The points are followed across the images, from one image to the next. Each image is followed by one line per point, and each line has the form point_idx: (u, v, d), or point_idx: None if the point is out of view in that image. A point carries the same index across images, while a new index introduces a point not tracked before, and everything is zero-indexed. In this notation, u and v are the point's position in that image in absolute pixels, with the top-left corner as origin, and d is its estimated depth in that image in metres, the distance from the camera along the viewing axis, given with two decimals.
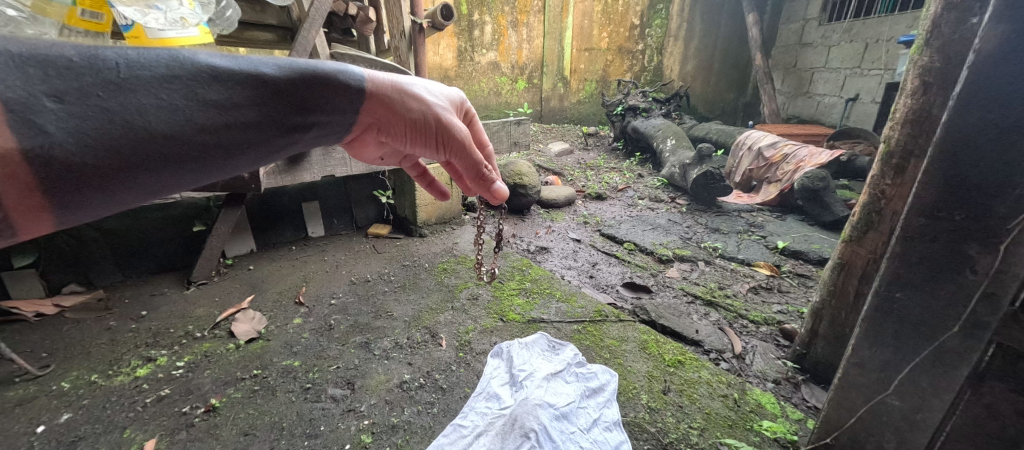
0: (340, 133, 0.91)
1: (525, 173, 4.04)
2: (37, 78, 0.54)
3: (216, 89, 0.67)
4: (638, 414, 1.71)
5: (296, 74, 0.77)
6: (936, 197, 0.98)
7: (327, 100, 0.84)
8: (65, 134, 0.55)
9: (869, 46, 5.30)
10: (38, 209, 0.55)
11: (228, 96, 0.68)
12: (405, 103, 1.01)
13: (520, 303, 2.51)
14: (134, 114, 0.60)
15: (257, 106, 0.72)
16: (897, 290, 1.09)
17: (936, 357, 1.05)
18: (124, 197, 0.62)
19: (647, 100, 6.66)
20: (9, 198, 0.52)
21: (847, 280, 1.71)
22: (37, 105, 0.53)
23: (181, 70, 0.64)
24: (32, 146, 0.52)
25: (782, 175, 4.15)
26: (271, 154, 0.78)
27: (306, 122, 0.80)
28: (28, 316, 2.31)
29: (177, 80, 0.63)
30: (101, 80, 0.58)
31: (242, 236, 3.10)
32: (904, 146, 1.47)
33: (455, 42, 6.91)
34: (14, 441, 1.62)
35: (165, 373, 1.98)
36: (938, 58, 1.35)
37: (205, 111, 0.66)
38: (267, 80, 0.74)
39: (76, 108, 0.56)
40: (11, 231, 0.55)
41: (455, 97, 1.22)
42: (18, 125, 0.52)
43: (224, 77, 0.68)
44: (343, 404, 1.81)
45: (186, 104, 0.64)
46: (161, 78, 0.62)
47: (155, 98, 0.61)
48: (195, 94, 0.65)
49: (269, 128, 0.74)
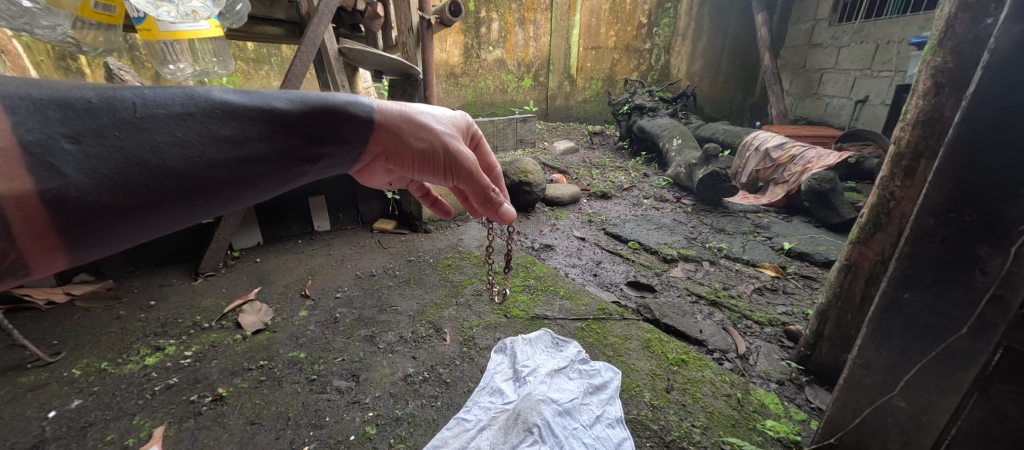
0: (349, 161, 0.98)
1: (530, 170, 4.05)
2: (56, 119, 0.60)
3: (228, 124, 0.74)
4: (640, 412, 1.72)
5: (306, 107, 0.84)
6: (947, 197, 0.98)
7: (335, 132, 0.90)
8: (80, 175, 0.60)
9: (880, 47, 5.25)
10: (53, 247, 0.61)
11: (240, 131, 0.75)
12: (412, 134, 1.06)
13: (524, 299, 2.52)
14: (149, 153, 0.66)
15: (267, 139, 0.79)
16: (906, 291, 1.09)
17: (943, 358, 1.05)
18: (137, 232, 0.69)
19: (654, 99, 6.65)
20: (25, 239, 0.58)
21: (853, 282, 1.71)
22: (54, 146, 0.60)
23: (195, 107, 0.71)
24: (47, 188, 0.58)
25: (789, 177, 4.12)
26: (281, 185, 0.84)
27: (314, 154, 0.87)
28: (40, 303, 2.35)
29: (190, 118, 0.70)
30: (117, 120, 0.64)
31: (249, 229, 3.13)
32: (915, 147, 1.47)
33: (461, 39, 6.98)
34: (26, 426, 1.66)
35: (174, 362, 2.01)
36: (951, 58, 1.34)
37: (219, 147, 0.72)
38: (279, 114, 0.81)
39: (91, 148, 0.62)
40: (25, 270, 0.61)
41: (466, 123, 1.26)
42: (37, 168, 0.58)
43: (236, 113, 0.75)
44: (349, 395, 1.83)
45: (198, 141, 0.70)
46: (176, 116, 0.69)
47: (170, 136, 0.68)
48: (208, 130, 0.71)
49: (278, 160, 0.81)
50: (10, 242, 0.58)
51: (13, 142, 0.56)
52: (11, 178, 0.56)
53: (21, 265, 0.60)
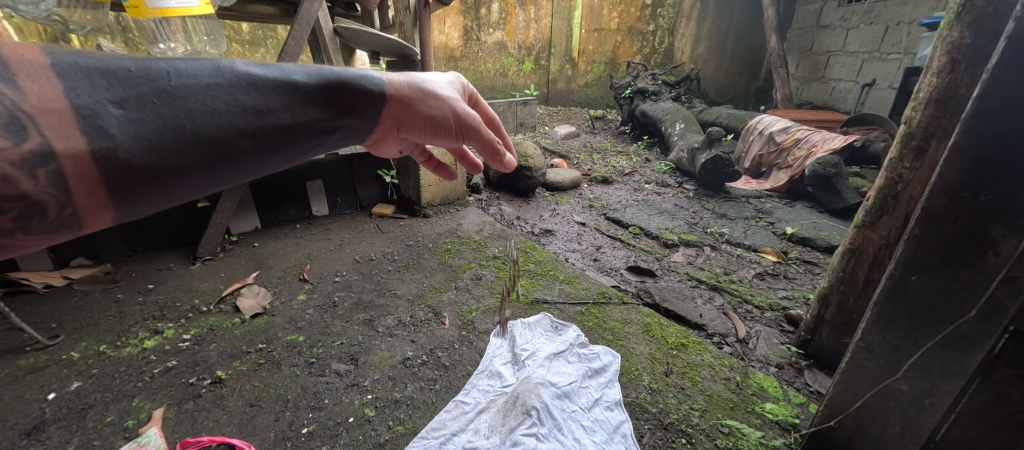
0: (363, 133, 0.94)
1: (530, 155, 4.03)
2: (102, 86, 0.60)
3: (254, 94, 0.73)
4: (639, 395, 1.72)
5: (322, 80, 0.83)
6: (961, 175, 0.95)
7: (350, 103, 0.88)
8: (124, 137, 0.60)
9: (890, 28, 5.15)
10: (102, 205, 0.62)
11: (265, 101, 0.74)
12: (422, 103, 1.02)
13: (523, 284, 2.51)
14: (184, 119, 0.65)
15: (290, 110, 0.77)
16: (913, 274, 1.07)
17: (949, 342, 1.04)
18: (174, 195, 0.68)
19: (657, 83, 6.54)
20: (81, 194, 0.60)
21: (856, 266, 1.69)
22: (101, 110, 0.60)
23: (223, 78, 0.70)
24: (97, 148, 0.58)
25: (792, 161, 4.08)
26: (303, 155, 0.83)
27: (333, 125, 0.85)
28: (37, 286, 2.32)
29: (219, 87, 0.69)
30: (155, 88, 0.64)
31: (247, 213, 3.10)
32: (926, 127, 1.43)
33: (460, 20, 6.88)
34: (26, 407, 1.65)
35: (173, 345, 2.00)
36: (969, 33, 1.28)
37: (246, 116, 0.71)
38: (299, 86, 0.79)
39: (136, 112, 0.62)
40: (79, 224, 0.62)
41: (462, 85, 1.21)
42: (87, 129, 0.58)
43: (261, 85, 0.74)
44: (348, 378, 1.83)
45: (227, 110, 0.69)
46: (207, 86, 0.68)
47: (202, 104, 0.67)
48: (236, 100, 0.70)
49: (301, 131, 0.79)
50: (66, 197, 0.59)
51: (66, 105, 0.57)
52: (67, 137, 0.57)
53: (73, 219, 0.61)
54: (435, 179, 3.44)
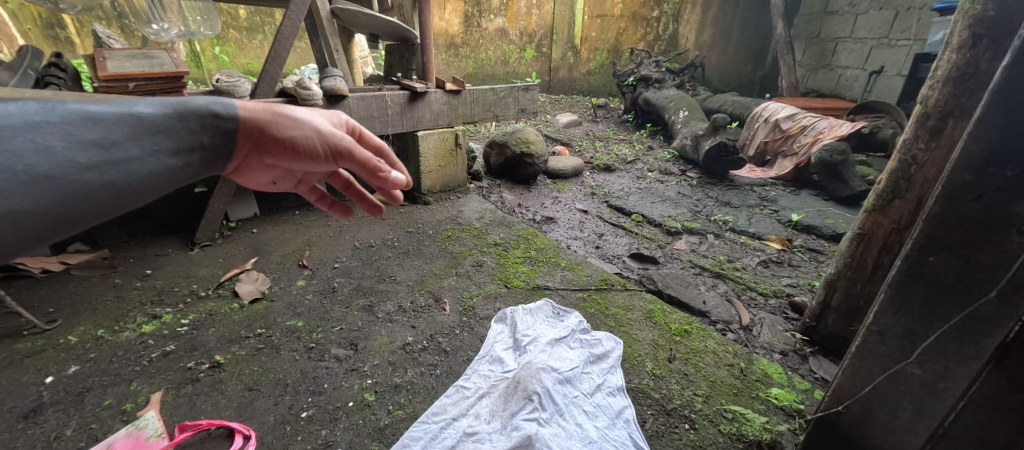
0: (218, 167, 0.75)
1: (533, 141, 3.98)
2: None
3: (101, 127, 0.60)
4: (642, 381, 1.70)
5: (180, 108, 0.68)
6: (985, 149, 0.94)
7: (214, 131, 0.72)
8: None
9: (899, 14, 5.09)
10: None
11: (119, 133, 0.61)
12: (279, 125, 0.80)
13: (525, 270, 2.49)
14: (20, 159, 0.52)
15: (153, 140, 0.65)
16: (931, 254, 1.05)
17: (967, 324, 1.02)
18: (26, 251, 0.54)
19: (660, 70, 6.45)
20: None
21: (866, 251, 1.68)
22: None
23: (57, 114, 0.57)
24: None
25: (798, 149, 4.05)
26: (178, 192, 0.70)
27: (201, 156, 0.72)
28: (34, 271, 2.29)
29: (52, 124, 0.56)
30: None
31: (245, 199, 3.04)
32: (943, 106, 1.43)
33: (461, 7, 7.02)
34: (24, 391, 1.63)
35: (171, 330, 1.98)
36: (992, 6, 1.29)
37: (87, 153, 0.58)
38: (156, 115, 0.66)
39: None
40: None
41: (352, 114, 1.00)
42: None
43: (107, 117, 0.61)
44: (347, 363, 1.81)
45: (68, 148, 0.56)
46: (38, 122, 0.55)
47: (36, 142, 0.54)
48: (79, 135, 0.57)
49: (172, 162, 0.67)
50: None
51: None
52: None
53: None
54: (436, 165, 3.41)
